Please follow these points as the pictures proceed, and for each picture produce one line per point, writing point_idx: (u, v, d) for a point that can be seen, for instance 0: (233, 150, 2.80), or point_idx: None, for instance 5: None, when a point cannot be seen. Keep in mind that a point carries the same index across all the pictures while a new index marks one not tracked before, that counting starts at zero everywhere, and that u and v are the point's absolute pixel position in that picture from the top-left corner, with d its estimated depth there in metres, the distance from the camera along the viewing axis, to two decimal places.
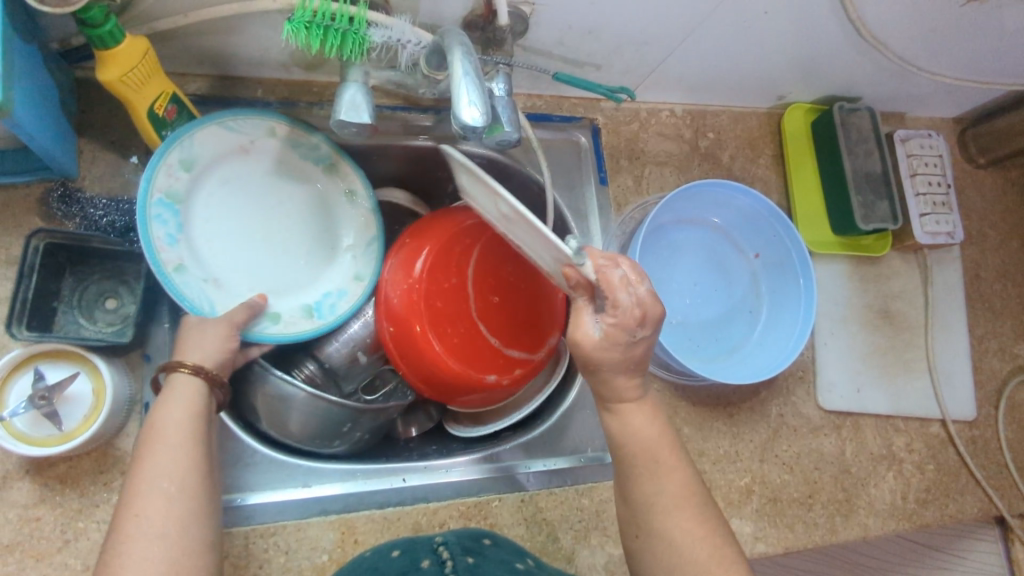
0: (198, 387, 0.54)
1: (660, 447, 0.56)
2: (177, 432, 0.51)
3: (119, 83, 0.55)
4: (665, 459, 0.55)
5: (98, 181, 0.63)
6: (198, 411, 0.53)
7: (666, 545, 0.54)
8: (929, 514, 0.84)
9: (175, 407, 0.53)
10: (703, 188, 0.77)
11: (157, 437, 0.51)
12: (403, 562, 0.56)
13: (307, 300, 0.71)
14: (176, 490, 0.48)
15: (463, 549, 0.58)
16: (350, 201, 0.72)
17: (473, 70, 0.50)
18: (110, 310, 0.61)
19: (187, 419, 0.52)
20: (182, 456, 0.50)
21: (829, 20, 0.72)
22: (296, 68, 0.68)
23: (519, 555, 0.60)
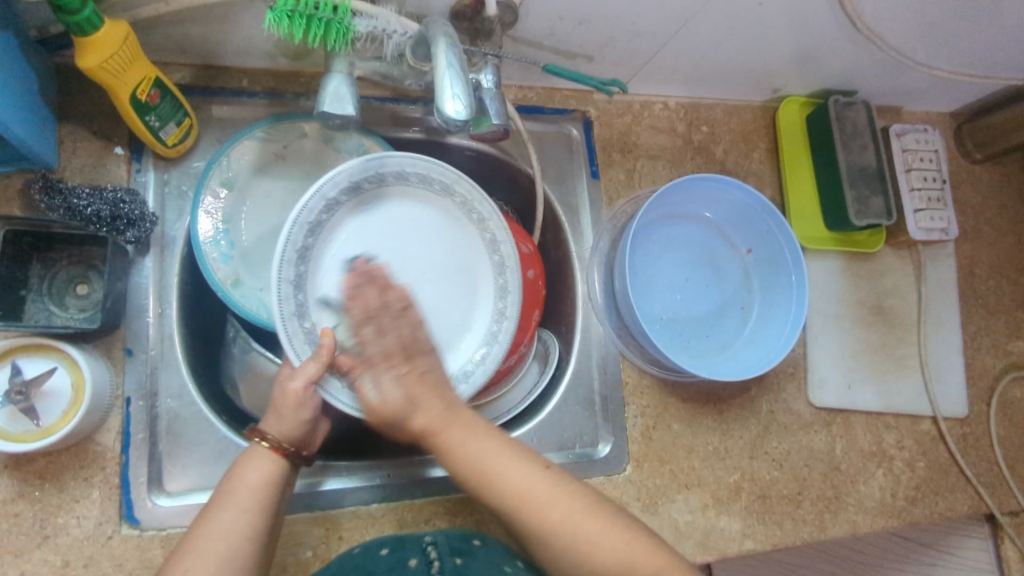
0: (272, 463, 0.56)
1: (535, 485, 0.55)
2: (250, 502, 0.53)
3: (100, 70, 0.53)
4: (552, 498, 0.55)
5: (78, 172, 0.62)
6: (275, 484, 0.56)
7: (576, 560, 0.54)
8: (918, 511, 0.84)
9: (254, 471, 0.55)
10: (694, 183, 0.76)
11: (232, 499, 0.53)
12: (388, 562, 0.57)
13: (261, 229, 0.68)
14: (227, 557, 0.50)
15: (452, 549, 0.58)
16: None
17: (458, 62, 0.48)
18: (81, 296, 0.60)
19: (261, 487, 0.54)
20: (250, 525, 0.52)
21: (825, 12, 0.70)
22: (282, 57, 0.67)
23: (507, 556, 0.61)
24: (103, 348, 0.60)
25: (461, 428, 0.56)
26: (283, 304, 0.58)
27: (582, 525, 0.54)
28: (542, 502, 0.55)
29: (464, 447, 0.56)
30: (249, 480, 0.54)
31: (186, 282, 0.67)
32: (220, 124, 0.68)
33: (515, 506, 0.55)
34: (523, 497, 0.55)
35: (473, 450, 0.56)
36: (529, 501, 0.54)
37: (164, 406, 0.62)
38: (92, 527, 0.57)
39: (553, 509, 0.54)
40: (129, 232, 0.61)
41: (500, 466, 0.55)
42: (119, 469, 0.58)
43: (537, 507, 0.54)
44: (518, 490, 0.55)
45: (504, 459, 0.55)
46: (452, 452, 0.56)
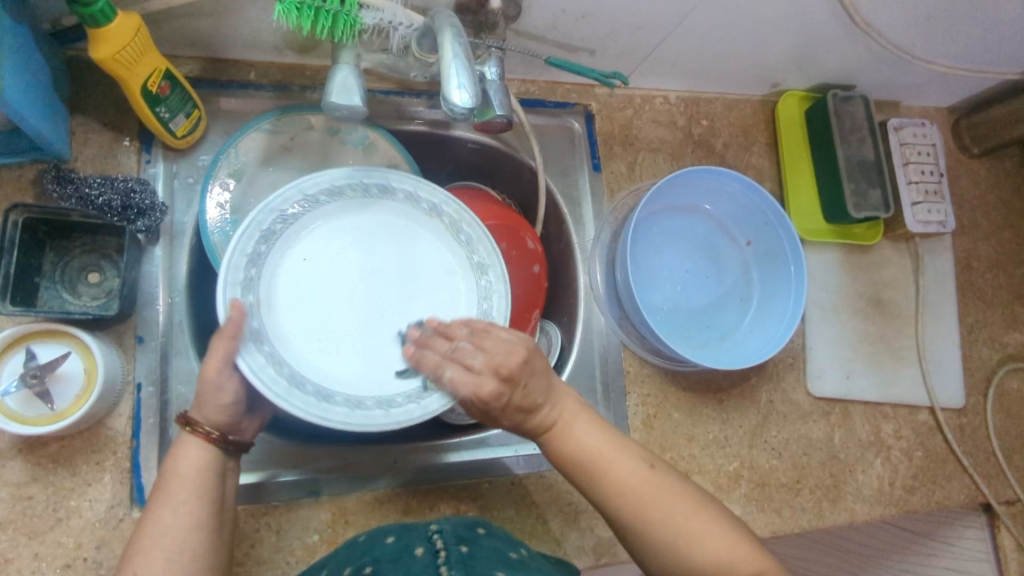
0: (205, 449, 0.55)
1: (652, 489, 0.57)
2: (189, 494, 0.53)
3: (112, 61, 0.54)
4: (660, 498, 0.56)
5: (90, 163, 0.63)
6: (211, 470, 0.55)
7: (676, 559, 0.56)
8: (915, 500, 0.85)
9: (186, 462, 0.54)
10: (695, 175, 0.77)
11: (169, 495, 0.52)
12: (396, 549, 0.57)
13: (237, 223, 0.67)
14: (177, 552, 0.50)
15: (457, 537, 0.58)
16: None
17: (463, 53, 0.49)
18: (93, 284, 0.61)
19: (196, 472, 0.54)
20: (191, 519, 0.52)
21: (823, 7, 0.71)
22: (289, 50, 0.68)
23: (512, 544, 0.61)
24: (114, 335, 0.61)
25: (570, 416, 0.59)
26: (232, 273, 0.57)
27: (687, 522, 0.56)
28: (649, 500, 0.56)
29: (585, 443, 0.58)
30: (181, 474, 0.53)
31: (195, 270, 0.68)
32: (228, 117, 0.69)
33: (629, 507, 0.56)
34: (632, 497, 0.56)
35: (590, 446, 0.58)
36: (635, 500, 0.56)
37: (174, 393, 0.63)
38: (104, 510, 0.58)
39: (662, 508, 0.56)
40: (140, 222, 0.62)
41: (616, 466, 0.57)
42: (130, 453, 0.59)
43: (642, 506, 0.56)
44: (631, 491, 0.56)
45: (621, 455, 0.58)
46: (566, 436, 0.58)
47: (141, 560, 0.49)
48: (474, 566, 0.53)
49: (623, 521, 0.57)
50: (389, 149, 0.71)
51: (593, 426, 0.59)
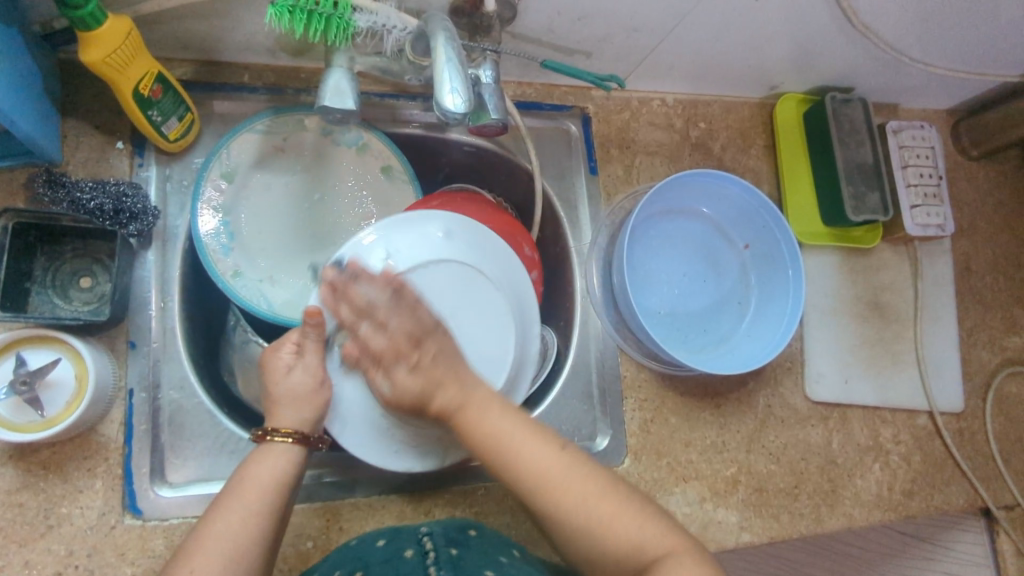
0: (288, 457, 0.56)
1: (561, 472, 0.54)
2: (257, 499, 0.53)
3: (103, 64, 0.54)
4: (573, 471, 0.54)
5: (81, 166, 0.63)
6: (285, 479, 0.55)
7: (577, 527, 0.53)
8: (914, 505, 0.84)
9: (266, 468, 0.55)
10: (693, 178, 0.76)
11: (240, 496, 0.53)
12: (387, 552, 0.57)
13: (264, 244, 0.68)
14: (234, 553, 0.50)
15: (448, 540, 0.58)
16: (387, 176, 0.72)
17: (457, 57, 0.48)
18: (85, 289, 0.61)
19: (274, 484, 0.54)
20: (257, 523, 0.52)
21: (822, 9, 0.71)
22: (283, 53, 0.68)
23: (504, 545, 0.61)
24: (106, 341, 0.61)
25: (472, 401, 0.56)
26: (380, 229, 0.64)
27: (598, 502, 0.53)
28: (557, 482, 0.54)
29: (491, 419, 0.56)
30: (257, 477, 0.54)
31: (189, 274, 0.67)
32: (222, 120, 0.68)
33: (534, 487, 0.54)
34: (542, 477, 0.54)
35: (491, 424, 0.55)
36: (542, 481, 0.54)
37: (166, 398, 0.63)
38: (95, 517, 0.57)
39: (573, 488, 0.53)
40: (132, 226, 0.61)
41: (522, 447, 0.54)
42: (121, 460, 0.59)
43: (546, 488, 0.53)
44: (539, 472, 0.54)
45: (528, 436, 0.55)
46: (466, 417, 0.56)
47: (195, 556, 0.49)
48: (463, 568, 0.54)
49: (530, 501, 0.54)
50: (383, 150, 0.72)
51: (490, 402, 0.57)
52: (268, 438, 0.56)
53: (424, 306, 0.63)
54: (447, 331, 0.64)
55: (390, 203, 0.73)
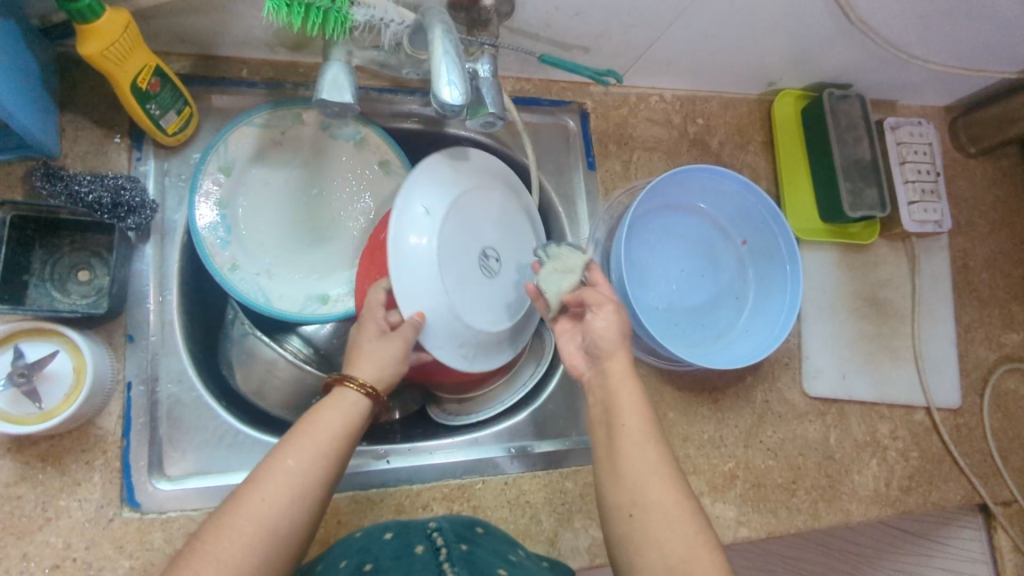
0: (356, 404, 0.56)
1: (676, 508, 0.52)
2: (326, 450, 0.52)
3: (100, 57, 0.54)
4: (667, 491, 0.53)
5: (80, 160, 0.63)
6: (348, 432, 0.55)
7: (645, 549, 0.52)
8: (911, 501, 0.85)
9: (335, 417, 0.55)
10: (691, 174, 0.76)
11: (311, 440, 0.52)
12: (396, 547, 0.56)
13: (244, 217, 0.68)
14: (294, 497, 0.49)
15: (456, 536, 0.58)
16: (384, 171, 0.73)
17: (454, 50, 0.47)
18: (83, 283, 0.61)
19: (342, 430, 0.54)
20: (317, 468, 0.51)
21: (820, 4, 0.71)
22: (282, 48, 0.68)
23: (510, 544, 0.61)
24: (104, 334, 0.61)
25: (621, 387, 0.57)
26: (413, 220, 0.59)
27: (679, 529, 0.52)
28: (661, 500, 0.53)
29: (629, 432, 0.55)
30: (327, 426, 0.53)
31: (187, 268, 0.67)
32: (220, 114, 0.69)
33: (638, 479, 0.53)
34: (655, 499, 0.53)
35: (639, 430, 0.55)
36: (646, 500, 0.53)
37: (164, 391, 0.63)
38: (93, 510, 0.58)
39: (681, 526, 0.52)
40: (131, 220, 0.61)
41: (638, 451, 0.54)
42: (119, 453, 0.59)
43: (654, 503, 0.53)
44: (641, 478, 0.53)
45: (646, 447, 0.55)
46: (613, 409, 0.56)
47: (258, 490, 0.49)
48: (473, 562, 0.53)
49: (625, 512, 0.53)
50: (380, 145, 0.72)
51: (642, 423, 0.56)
52: (346, 385, 0.56)
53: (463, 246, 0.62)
54: (490, 260, 0.65)
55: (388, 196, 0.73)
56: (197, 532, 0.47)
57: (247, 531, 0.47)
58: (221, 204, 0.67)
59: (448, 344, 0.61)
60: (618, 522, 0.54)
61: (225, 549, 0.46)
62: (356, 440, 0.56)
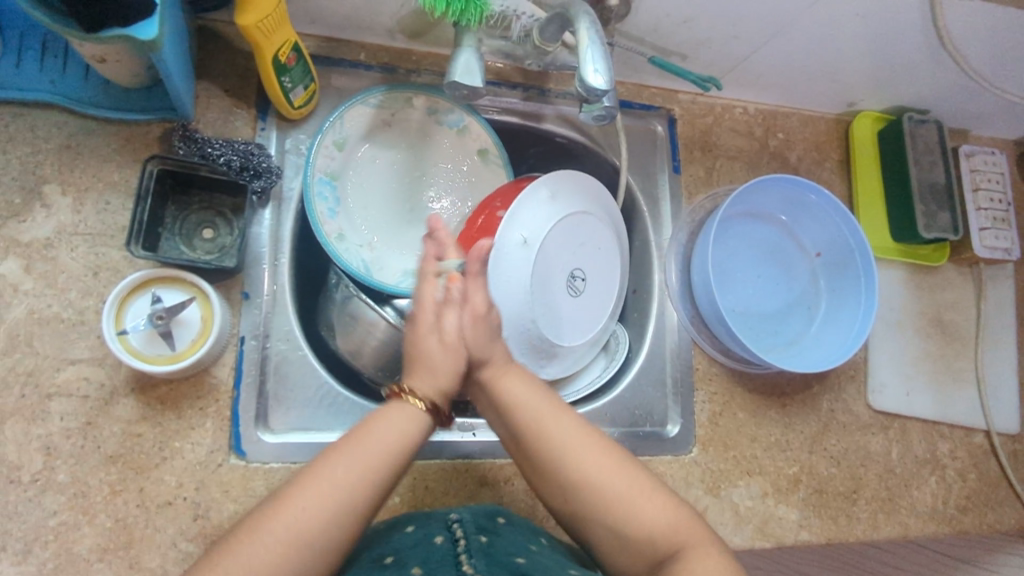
0: (412, 417, 0.56)
1: (609, 470, 0.56)
2: (373, 462, 0.52)
3: (254, 29, 0.58)
4: (599, 454, 0.57)
5: (211, 126, 0.67)
6: (405, 445, 0.54)
7: (598, 511, 0.55)
8: (967, 520, 0.86)
9: (389, 426, 0.54)
10: (775, 182, 0.79)
11: (359, 449, 0.52)
12: (418, 536, 0.58)
13: (348, 194, 0.72)
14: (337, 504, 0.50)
15: (477, 527, 0.59)
16: (482, 158, 0.76)
17: (598, 39, 0.51)
18: (207, 240, 0.64)
19: (393, 442, 0.54)
20: (367, 476, 0.51)
21: (915, 29, 0.74)
22: (401, 35, 0.72)
23: (534, 534, 0.63)
24: (224, 290, 0.64)
25: (518, 399, 0.59)
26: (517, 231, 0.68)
27: (617, 481, 0.56)
28: (595, 464, 0.56)
29: (541, 415, 0.58)
30: (382, 437, 0.53)
31: (298, 234, 0.71)
32: (338, 93, 0.72)
33: (563, 455, 0.57)
34: (585, 469, 0.56)
35: (546, 417, 0.58)
36: (581, 472, 0.56)
37: (274, 348, 0.66)
38: (204, 453, 0.61)
39: (619, 483, 0.56)
40: (256, 183, 0.65)
41: (553, 426, 0.58)
42: (230, 402, 0.62)
43: (590, 473, 0.56)
44: (565, 447, 0.57)
45: (561, 420, 0.58)
46: (514, 414, 0.59)
47: (301, 491, 0.49)
48: (492, 555, 0.55)
49: (558, 493, 0.57)
50: (482, 134, 0.75)
51: (547, 405, 0.59)
52: (403, 399, 0.57)
53: (547, 264, 0.71)
54: (576, 281, 0.75)
55: (485, 182, 0.76)
56: (239, 523, 0.49)
57: (283, 535, 0.48)
58: (329, 176, 0.70)
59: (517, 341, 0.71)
60: (560, 507, 0.58)
61: (258, 544, 0.47)
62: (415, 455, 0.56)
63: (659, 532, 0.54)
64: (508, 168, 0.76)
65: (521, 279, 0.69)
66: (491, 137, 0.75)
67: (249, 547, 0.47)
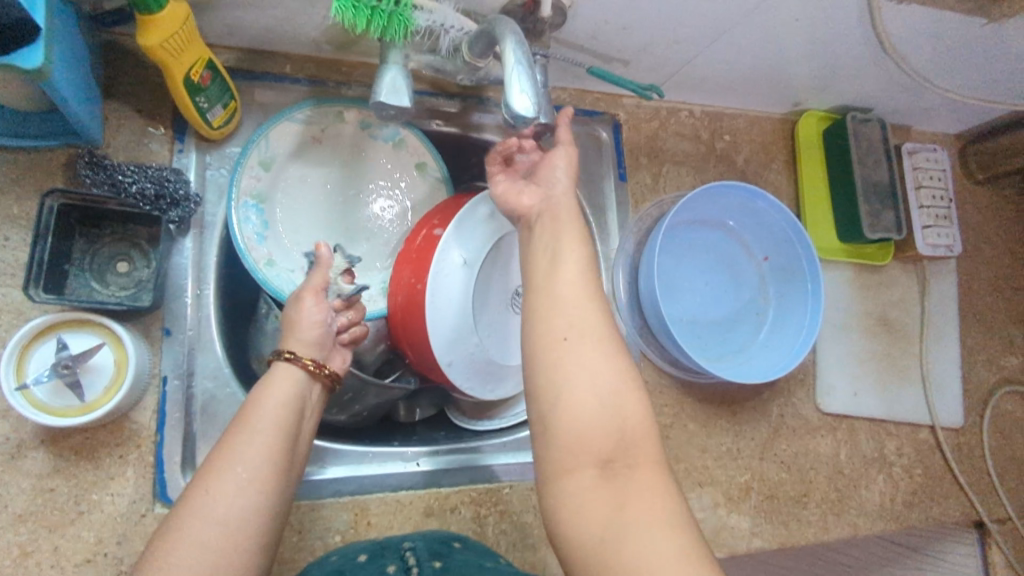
0: (296, 377, 0.55)
1: (610, 377, 0.50)
2: (271, 422, 0.51)
3: (159, 49, 0.53)
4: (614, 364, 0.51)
5: (121, 150, 0.62)
6: (294, 408, 0.53)
7: (574, 400, 0.49)
8: (914, 516, 0.87)
9: (276, 393, 0.53)
10: (722, 189, 0.78)
11: (254, 421, 0.50)
12: (368, 565, 0.56)
13: (278, 216, 0.67)
14: (247, 481, 0.47)
15: (430, 553, 0.58)
16: (420, 173, 0.72)
17: (525, 59, 0.47)
18: (122, 274, 0.60)
19: (286, 404, 0.53)
20: (268, 447, 0.49)
21: (857, 36, 0.72)
22: (327, 46, 0.67)
23: (489, 556, 0.61)
24: (141, 328, 0.60)
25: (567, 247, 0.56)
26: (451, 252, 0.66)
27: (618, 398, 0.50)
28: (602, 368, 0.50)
29: (569, 296, 0.53)
30: (271, 403, 0.52)
31: (225, 261, 0.66)
32: (262, 109, 0.68)
33: (568, 337, 0.51)
34: (592, 353, 0.50)
35: (570, 304, 0.52)
36: (583, 358, 0.50)
37: (200, 387, 0.62)
38: (125, 505, 0.57)
39: (609, 390, 0.50)
40: (173, 212, 0.60)
41: (567, 306, 0.52)
42: (153, 448, 0.58)
43: (589, 364, 0.50)
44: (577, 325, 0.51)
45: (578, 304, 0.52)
46: (548, 283, 0.54)
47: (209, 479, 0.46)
48: None
49: (550, 356, 0.51)
50: (418, 147, 0.72)
51: (584, 287, 0.53)
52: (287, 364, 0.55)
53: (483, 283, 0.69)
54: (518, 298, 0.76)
55: (424, 197, 0.73)
56: (148, 543, 0.44)
57: (214, 526, 0.45)
58: (256, 198, 0.66)
59: (460, 366, 0.68)
60: (540, 351, 0.51)
61: (181, 549, 0.43)
62: (307, 419, 0.55)
63: (628, 433, 0.49)
64: (446, 182, 0.73)
65: (457, 302, 0.66)
66: (429, 150, 0.71)
67: (178, 560, 0.43)
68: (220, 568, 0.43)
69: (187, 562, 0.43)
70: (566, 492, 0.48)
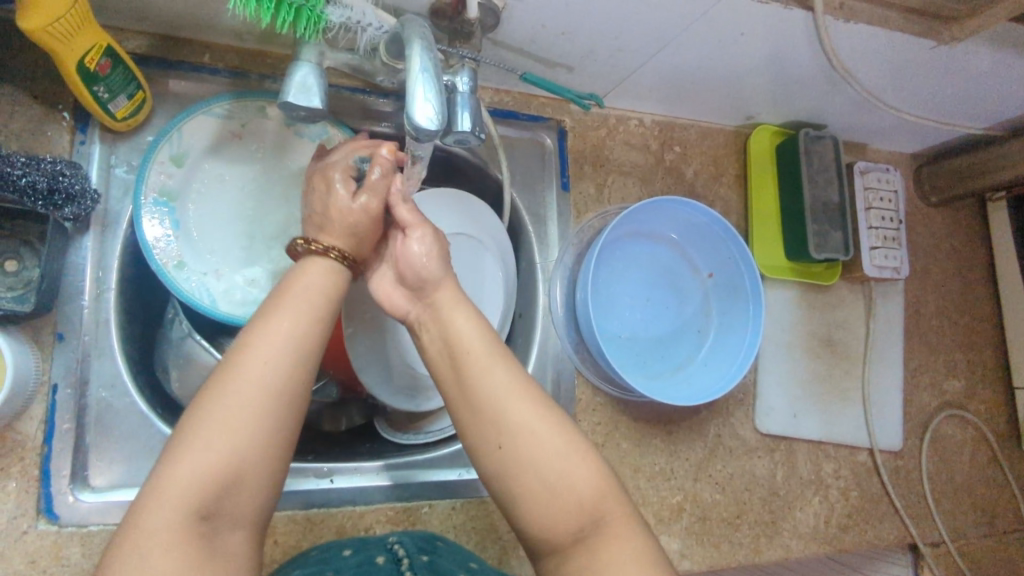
0: (334, 269, 0.52)
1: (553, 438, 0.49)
2: (312, 309, 0.49)
3: (43, 34, 0.49)
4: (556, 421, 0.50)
5: (16, 138, 0.58)
6: (333, 295, 0.51)
7: (533, 480, 0.48)
8: (848, 539, 0.86)
9: (314, 277, 0.51)
10: (663, 204, 0.76)
11: (295, 302, 0.49)
12: (355, 561, 0.55)
13: (194, 214, 0.64)
14: (290, 356, 0.46)
15: (416, 548, 0.57)
16: None
17: (432, 67, 0.44)
18: (9, 273, 0.56)
19: (323, 287, 0.51)
20: (308, 324, 0.48)
21: (807, 55, 0.70)
22: (249, 37, 0.63)
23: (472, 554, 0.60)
24: (30, 330, 0.56)
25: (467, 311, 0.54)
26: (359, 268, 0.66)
27: (570, 458, 0.49)
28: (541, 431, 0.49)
29: (516, 397, 0.50)
30: (309, 289, 0.50)
31: (130, 261, 0.63)
32: (177, 100, 0.64)
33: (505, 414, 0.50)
34: (537, 446, 0.49)
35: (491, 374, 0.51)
36: (541, 450, 0.49)
37: (93, 395, 0.58)
38: (4, 521, 0.53)
39: (559, 454, 0.49)
40: (67, 209, 0.56)
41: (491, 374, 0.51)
42: (38, 460, 0.55)
43: (538, 454, 0.49)
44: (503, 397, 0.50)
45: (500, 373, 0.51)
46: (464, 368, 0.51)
47: (247, 354, 0.45)
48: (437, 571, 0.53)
49: (501, 457, 0.49)
50: None
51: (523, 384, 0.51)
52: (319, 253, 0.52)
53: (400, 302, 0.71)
54: None
55: None
56: (192, 400, 0.44)
57: (254, 395, 0.44)
58: (166, 194, 0.62)
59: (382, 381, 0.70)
60: (489, 460, 0.50)
61: (229, 417, 0.43)
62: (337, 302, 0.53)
63: (588, 506, 0.49)
64: None
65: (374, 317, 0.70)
66: None
67: (226, 431, 0.43)
68: (262, 440, 0.44)
69: (235, 438, 0.43)
70: (548, 572, 0.50)
